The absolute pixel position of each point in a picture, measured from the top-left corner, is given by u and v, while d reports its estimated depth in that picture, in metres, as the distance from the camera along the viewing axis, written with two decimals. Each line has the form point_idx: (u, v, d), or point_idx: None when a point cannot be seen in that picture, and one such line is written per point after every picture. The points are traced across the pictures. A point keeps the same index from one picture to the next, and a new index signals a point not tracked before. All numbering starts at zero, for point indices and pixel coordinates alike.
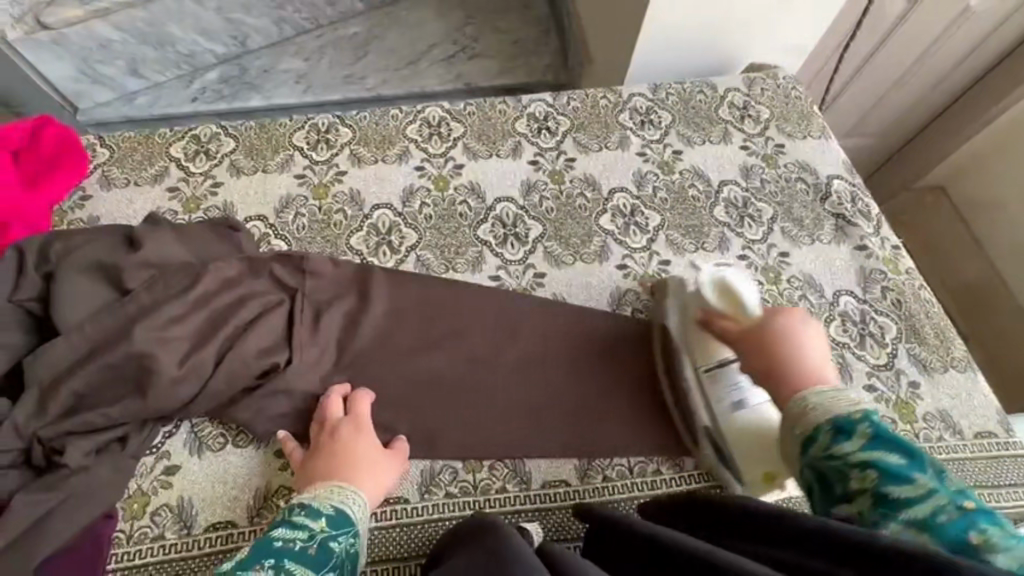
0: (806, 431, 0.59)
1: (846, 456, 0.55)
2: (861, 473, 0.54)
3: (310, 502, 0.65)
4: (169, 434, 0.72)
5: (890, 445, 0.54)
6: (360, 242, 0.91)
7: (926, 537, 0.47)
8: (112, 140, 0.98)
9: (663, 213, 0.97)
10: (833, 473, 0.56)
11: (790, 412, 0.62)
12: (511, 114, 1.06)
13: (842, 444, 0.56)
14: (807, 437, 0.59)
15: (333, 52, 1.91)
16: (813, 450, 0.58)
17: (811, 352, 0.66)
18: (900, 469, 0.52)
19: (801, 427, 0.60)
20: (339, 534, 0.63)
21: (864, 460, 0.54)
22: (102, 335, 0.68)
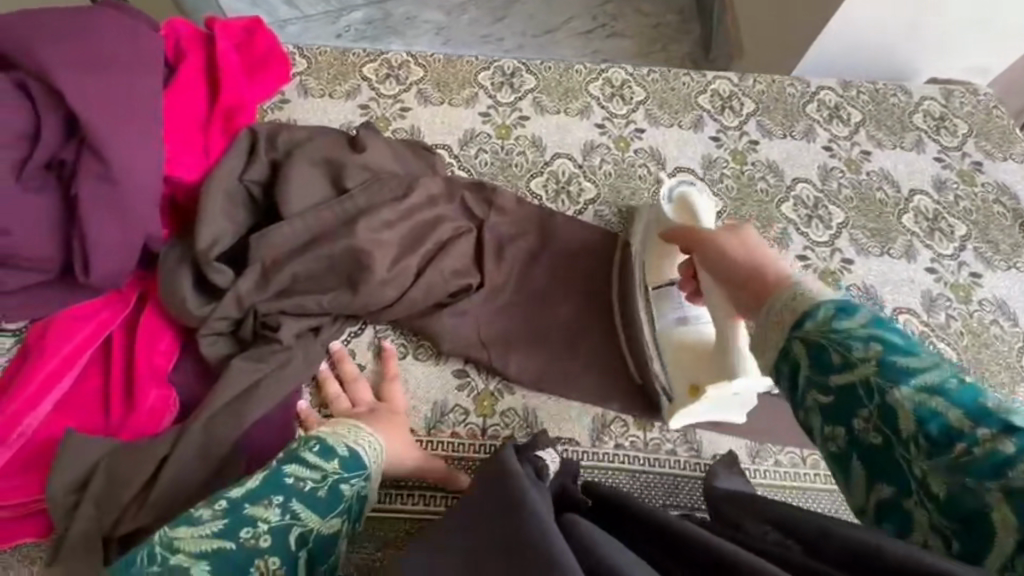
0: (796, 309, 0.46)
1: (846, 332, 0.43)
2: (864, 347, 0.42)
3: (327, 437, 0.61)
4: (354, 335, 0.74)
5: (889, 326, 0.43)
6: (540, 187, 0.91)
7: (942, 406, 0.39)
8: (309, 51, 1.01)
9: (847, 211, 0.92)
10: (824, 349, 0.44)
11: (767, 306, 0.49)
12: (694, 87, 1.03)
13: (840, 322, 0.44)
14: (795, 318, 0.46)
15: (474, 9, 1.92)
16: (806, 326, 0.45)
17: (751, 248, 0.58)
18: (902, 344, 0.42)
19: (789, 312, 0.47)
20: (351, 477, 0.59)
21: (865, 336, 0.43)
22: (324, 226, 0.71)
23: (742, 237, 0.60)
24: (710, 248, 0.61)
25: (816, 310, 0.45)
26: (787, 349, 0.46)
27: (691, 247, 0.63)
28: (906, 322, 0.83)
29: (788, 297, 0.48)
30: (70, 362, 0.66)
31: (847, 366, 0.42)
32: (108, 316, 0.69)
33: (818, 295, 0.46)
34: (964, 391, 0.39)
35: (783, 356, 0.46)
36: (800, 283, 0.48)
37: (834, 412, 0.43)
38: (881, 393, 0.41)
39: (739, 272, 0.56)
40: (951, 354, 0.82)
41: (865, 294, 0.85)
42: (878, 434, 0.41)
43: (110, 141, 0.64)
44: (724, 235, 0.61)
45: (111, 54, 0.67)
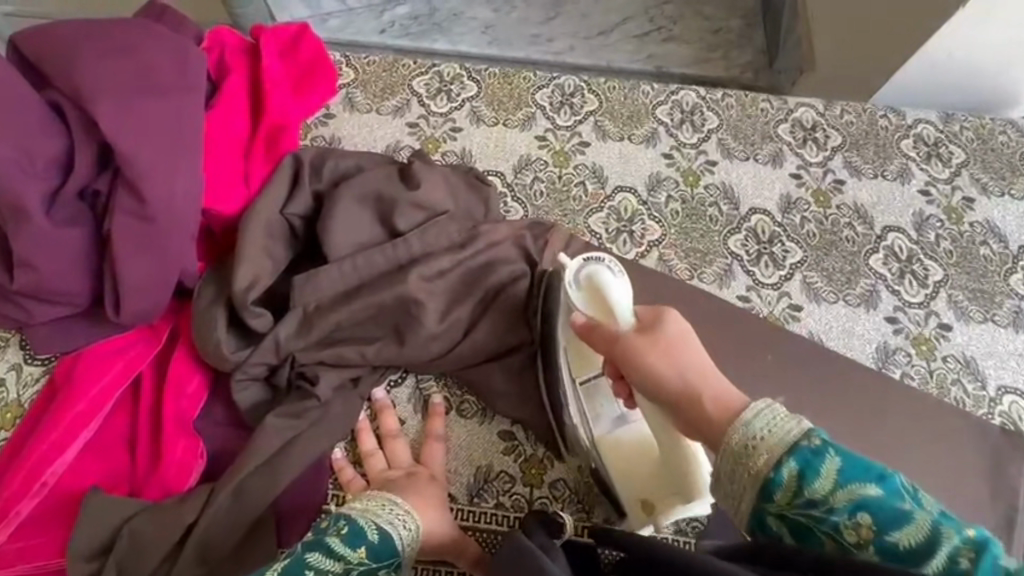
0: (758, 473, 0.44)
1: (822, 504, 0.41)
2: (852, 522, 0.40)
3: (357, 517, 0.56)
4: (394, 384, 0.68)
5: (864, 476, 0.41)
6: (599, 225, 0.83)
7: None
8: (357, 61, 0.94)
9: (945, 268, 0.82)
10: (813, 533, 0.42)
11: (721, 458, 0.47)
12: (774, 114, 0.93)
13: (808, 491, 0.42)
14: (757, 488, 0.44)
15: (523, 7, 1.82)
16: (775, 497, 0.43)
17: (683, 362, 0.53)
18: (887, 504, 0.40)
19: (749, 471, 0.45)
20: (379, 567, 0.54)
21: (847, 509, 0.40)
22: (371, 272, 0.65)
23: (672, 341, 0.54)
24: (635, 363, 0.55)
25: (778, 472, 0.43)
26: (771, 531, 0.44)
27: (620, 365, 0.56)
28: (1012, 405, 0.73)
29: (737, 449, 0.45)
30: (97, 405, 0.62)
31: (848, 553, 0.40)
32: (138, 355, 0.64)
33: (774, 446, 0.44)
34: (981, 570, 0.35)
35: (772, 536, 0.44)
36: (748, 414, 0.46)
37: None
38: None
39: (679, 395, 0.52)
40: None
41: (965, 368, 0.75)
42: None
43: (147, 174, 0.59)
44: (651, 345, 0.54)
45: (152, 75, 0.62)
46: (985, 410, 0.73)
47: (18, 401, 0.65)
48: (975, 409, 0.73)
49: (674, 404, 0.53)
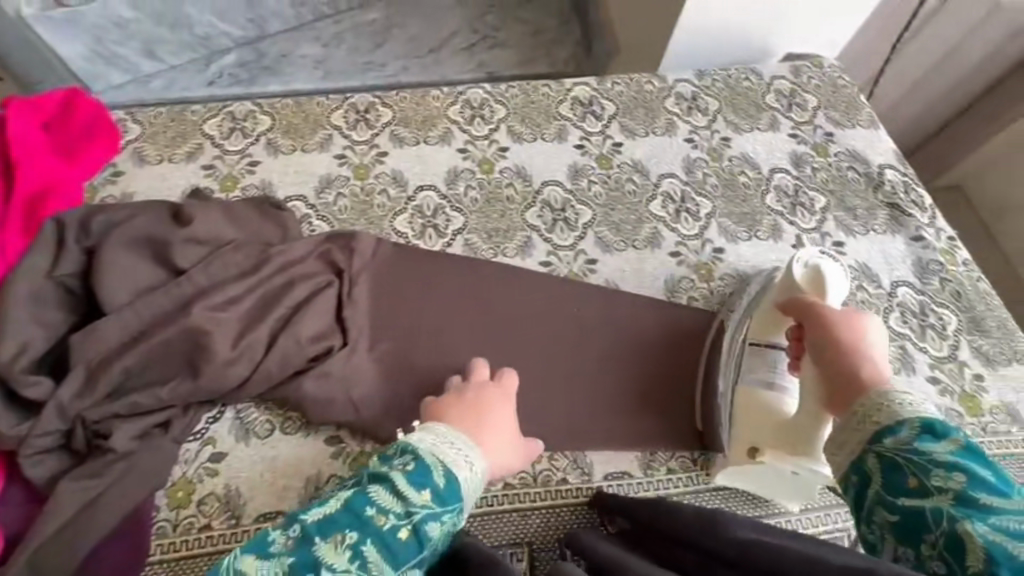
0: (885, 421, 0.53)
1: (928, 456, 0.49)
2: (946, 474, 0.47)
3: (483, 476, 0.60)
4: (213, 419, 0.69)
5: (985, 466, 0.47)
6: (405, 225, 0.87)
7: (1017, 547, 0.40)
8: (144, 115, 0.94)
9: (713, 200, 0.94)
10: (903, 471, 0.50)
11: (854, 410, 0.56)
12: (554, 97, 1.03)
13: (923, 446, 0.50)
14: (875, 431, 0.53)
15: (351, 38, 1.87)
16: (883, 442, 0.52)
17: (869, 350, 0.60)
18: (995, 486, 0.45)
19: (872, 421, 0.54)
20: (443, 513, 0.56)
21: (949, 465, 0.48)
22: (154, 314, 0.65)
23: (852, 327, 0.62)
24: (815, 335, 0.63)
25: (902, 427, 0.52)
26: (863, 467, 0.52)
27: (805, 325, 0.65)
28: None
29: (870, 405, 0.55)
30: None
31: (923, 492, 0.48)
32: None
33: (911, 414, 0.53)
34: None
35: (857, 468, 0.53)
36: (896, 394, 0.55)
37: (903, 529, 0.48)
38: (953, 521, 0.44)
39: (842, 370, 0.59)
40: None
41: (738, 281, 0.87)
42: (943, 562, 0.44)
43: None
44: (843, 323, 0.62)
45: None
46: None
47: None
48: None
49: (825, 369, 0.60)
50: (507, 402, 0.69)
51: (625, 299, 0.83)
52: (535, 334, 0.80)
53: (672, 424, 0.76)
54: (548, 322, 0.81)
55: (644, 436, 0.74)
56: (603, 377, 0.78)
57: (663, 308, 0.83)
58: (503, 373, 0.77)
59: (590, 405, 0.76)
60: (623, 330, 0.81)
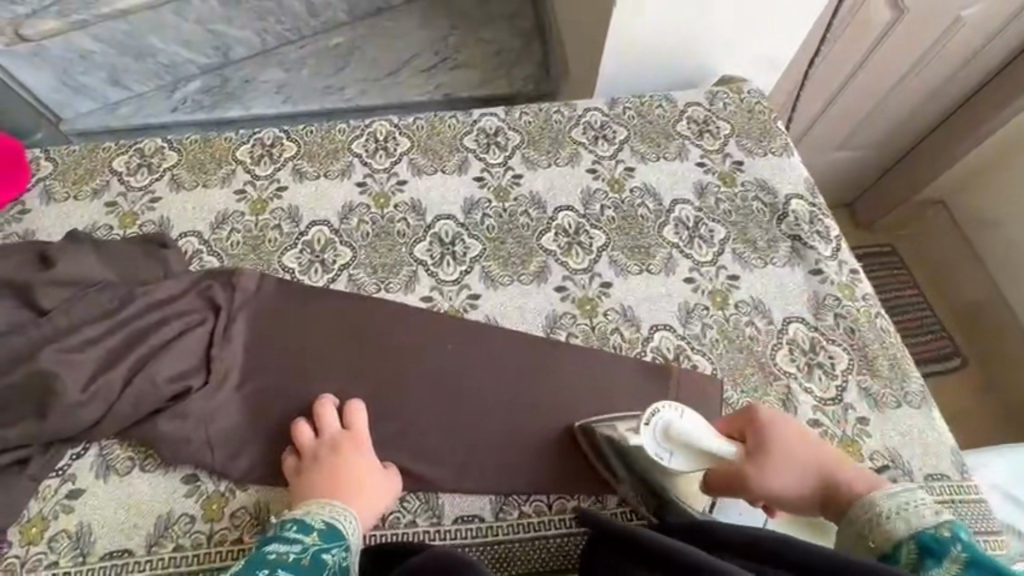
0: (886, 547, 0.57)
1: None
2: (948, 573, 0.52)
3: (303, 516, 0.65)
4: (76, 456, 0.71)
5: (981, 566, 0.51)
6: (293, 260, 0.89)
7: None
8: (57, 152, 0.97)
9: (609, 233, 0.93)
10: None
11: (856, 537, 0.61)
12: (460, 128, 1.03)
13: (927, 571, 0.54)
14: (880, 558, 0.58)
15: (314, 62, 1.90)
16: (897, 567, 0.56)
17: (793, 472, 0.66)
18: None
19: (871, 541, 0.59)
20: (331, 547, 0.63)
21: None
22: (12, 355, 0.68)
23: (763, 459, 0.67)
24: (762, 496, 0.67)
25: (902, 551, 0.56)
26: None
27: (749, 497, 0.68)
28: (662, 339, 0.84)
29: (869, 529, 0.60)
30: None
31: None
32: None
33: (907, 529, 0.57)
34: None
35: None
36: (873, 502, 0.61)
37: None
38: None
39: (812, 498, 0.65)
40: (704, 365, 0.83)
41: (623, 317, 0.86)
42: None
43: None
44: (756, 470, 0.67)
45: None
46: (639, 350, 0.84)
47: None
48: (630, 351, 0.83)
49: (816, 507, 0.66)
50: (358, 439, 0.73)
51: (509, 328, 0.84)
52: (442, 373, 0.80)
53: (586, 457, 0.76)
54: (463, 357, 0.81)
55: (554, 476, 0.75)
56: (474, 412, 0.78)
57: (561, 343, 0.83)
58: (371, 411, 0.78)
59: (456, 441, 0.77)
60: (541, 364, 0.81)
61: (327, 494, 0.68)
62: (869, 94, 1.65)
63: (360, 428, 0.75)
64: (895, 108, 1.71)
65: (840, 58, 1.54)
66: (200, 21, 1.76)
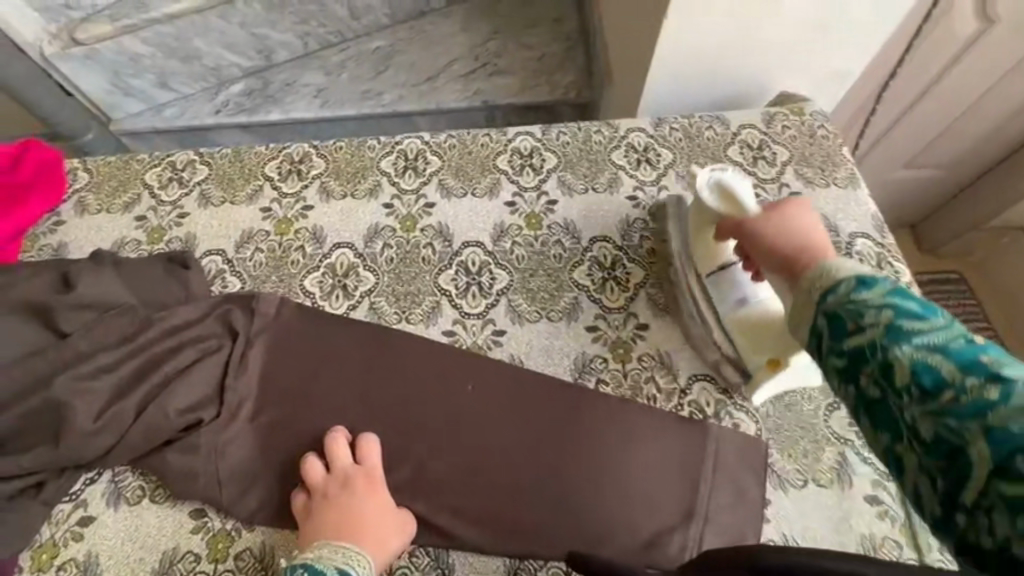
0: (823, 287, 0.46)
1: (869, 320, 0.41)
2: (879, 322, 0.40)
3: (314, 562, 0.61)
4: (89, 482, 0.70)
5: (909, 297, 0.41)
6: (314, 285, 0.86)
7: (941, 362, 0.36)
8: (94, 163, 0.98)
9: (647, 268, 0.86)
10: (844, 320, 0.42)
11: (805, 281, 0.48)
12: (494, 147, 0.98)
13: (859, 295, 0.43)
14: (820, 291, 0.46)
15: (354, 66, 1.89)
16: (829, 301, 0.44)
17: (782, 238, 0.60)
18: (923, 320, 0.39)
19: (814, 290, 0.46)
20: None
21: (881, 304, 0.41)
22: (31, 379, 0.68)
23: (772, 219, 0.64)
24: (755, 240, 0.64)
25: (840, 285, 0.44)
26: (818, 331, 0.45)
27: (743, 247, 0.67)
28: (701, 392, 0.77)
29: (818, 276, 0.47)
30: None
31: (863, 335, 0.41)
32: None
33: (848, 269, 0.46)
34: (972, 351, 0.35)
35: (812, 329, 0.46)
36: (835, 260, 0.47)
37: (845, 371, 0.42)
38: (885, 350, 0.39)
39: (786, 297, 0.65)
40: (748, 425, 0.74)
41: (659, 365, 0.78)
42: (876, 386, 0.39)
43: None
44: (768, 220, 0.64)
45: None
46: (675, 402, 0.76)
47: None
48: (665, 403, 0.76)
49: (775, 258, 0.60)
50: (372, 476, 0.70)
51: (534, 370, 0.78)
52: (460, 419, 0.76)
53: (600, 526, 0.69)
54: (482, 404, 0.76)
55: (572, 541, 0.69)
56: (492, 461, 0.73)
57: (592, 389, 0.77)
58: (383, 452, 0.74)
59: (471, 491, 0.72)
60: (569, 418, 0.75)
61: (340, 534, 0.65)
62: (945, 110, 1.50)
63: (374, 463, 0.71)
64: (975, 127, 1.55)
65: (915, 72, 1.41)
66: (245, 25, 1.75)
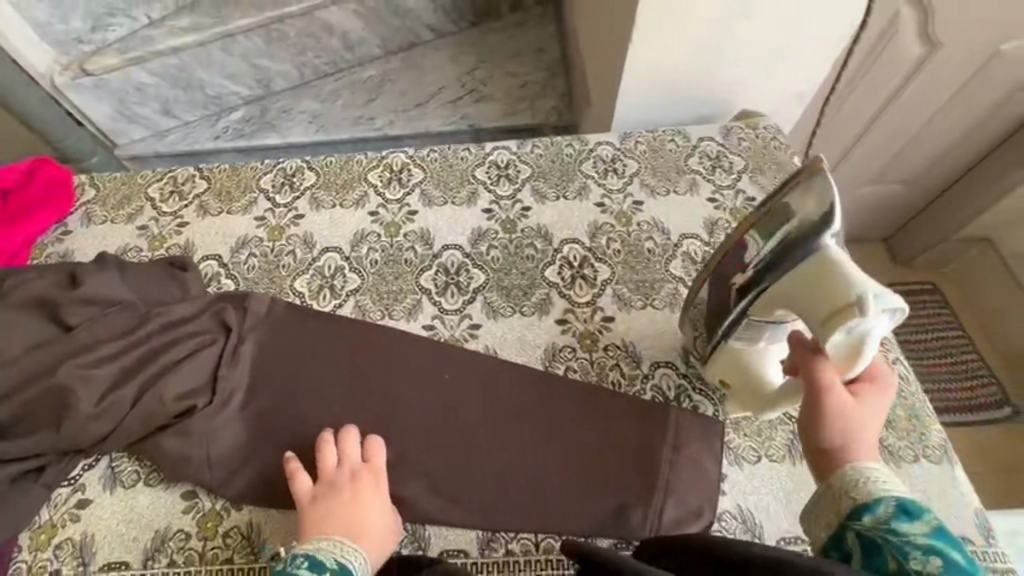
0: (867, 500, 0.56)
1: (907, 538, 0.52)
2: (921, 558, 0.50)
3: (314, 553, 0.64)
4: (87, 467, 0.75)
5: (949, 542, 0.52)
6: (304, 286, 0.92)
7: None
8: (100, 179, 1.05)
9: (614, 266, 0.93)
10: (882, 553, 0.52)
11: (841, 486, 0.58)
12: (472, 160, 1.06)
13: (899, 526, 0.53)
14: (854, 507, 0.56)
15: (347, 93, 2.00)
16: (865, 519, 0.55)
17: (842, 411, 0.60)
18: (953, 560, 0.50)
19: (851, 500, 0.56)
20: None
21: (924, 546, 0.51)
22: (36, 369, 0.73)
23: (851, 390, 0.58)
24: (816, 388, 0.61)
25: (879, 504, 0.55)
26: (846, 544, 0.55)
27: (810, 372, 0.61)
28: (663, 376, 0.82)
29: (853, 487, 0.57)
30: None
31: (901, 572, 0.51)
32: None
33: (888, 493, 0.56)
34: None
35: (841, 541, 0.56)
36: (873, 473, 0.57)
37: None
38: None
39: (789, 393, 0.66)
40: (707, 408, 0.80)
41: (623, 353, 0.84)
42: None
43: None
44: None
45: None
46: (639, 387, 0.82)
47: None
48: (630, 387, 0.81)
49: (824, 434, 0.59)
50: (378, 476, 0.73)
51: (508, 359, 0.84)
52: (437, 404, 0.81)
53: (569, 497, 0.74)
54: (460, 392, 0.81)
55: (542, 513, 0.73)
56: (467, 443, 0.78)
57: (560, 373, 0.83)
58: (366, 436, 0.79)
59: (447, 471, 0.76)
60: (541, 402, 0.80)
61: (339, 528, 0.67)
62: (902, 127, 1.60)
63: (380, 462, 0.74)
64: (931, 143, 1.65)
65: (869, 92, 1.51)
66: (245, 57, 1.86)
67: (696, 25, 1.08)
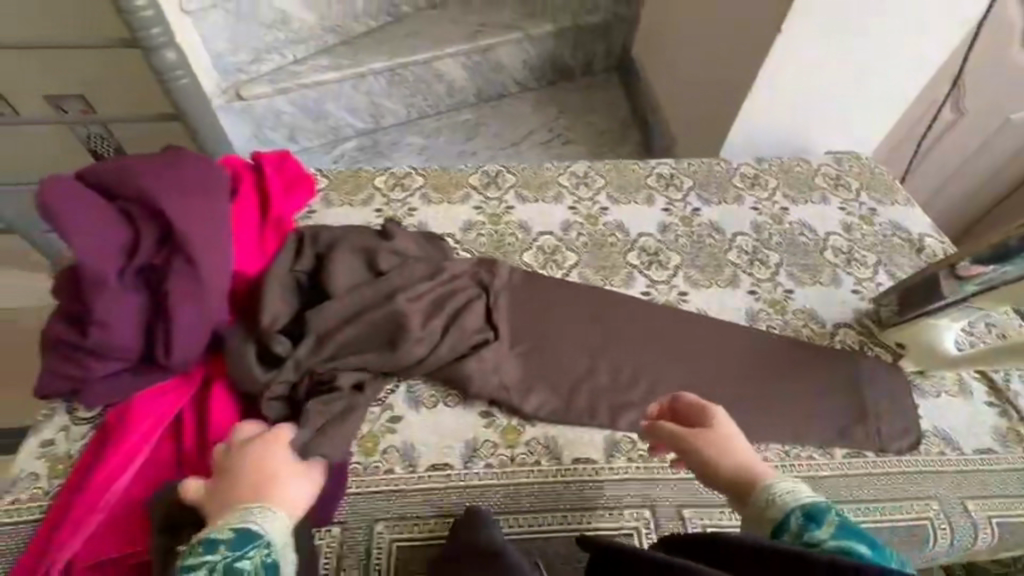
0: (780, 514, 0.64)
1: (820, 546, 0.60)
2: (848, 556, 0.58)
3: (207, 534, 0.60)
4: (390, 391, 0.87)
5: (856, 536, 0.60)
6: (531, 258, 1.10)
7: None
8: (329, 172, 1.22)
9: (781, 253, 1.13)
10: None
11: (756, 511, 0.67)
12: (643, 171, 1.26)
13: (814, 535, 0.61)
14: (777, 527, 0.63)
15: (448, 132, 2.21)
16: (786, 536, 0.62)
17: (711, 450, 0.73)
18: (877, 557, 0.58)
19: (768, 519, 0.65)
20: (245, 551, 0.59)
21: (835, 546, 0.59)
22: (366, 301, 0.87)
23: None
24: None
25: (790, 517, 0.63)
26: None
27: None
28: (845, 333, 1.02)
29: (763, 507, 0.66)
30: (140, 443, 0.76)
31: None
32: (176, 397, 0.80)
33: (796, 501, 0.65)
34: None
35: None
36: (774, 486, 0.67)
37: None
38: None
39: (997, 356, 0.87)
40: (885, 355, 1.00)
41: (808, 316, 1.04)
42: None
43: (201, 249, 0.80)
44: None
45: (194, 180, 0.85)
46: (829, 341, 1.01)
47: (68, 453, 0.79)
48: (822, 339, 1.01)
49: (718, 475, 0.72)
50: (277, 439, 0.71)
51: (721, 317, 1.03)
52: (675, 348, 0.98)
53: (799, 418, 0.91)
54: (691, 339, 0.99)
55: (783, 430, 0.90)
56: (707, 378, 0.95)
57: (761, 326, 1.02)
58: (624, 369, 0.94)
59: (699, 396, 0.93)
60: (760, 353, 0.98)
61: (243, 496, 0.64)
62: None
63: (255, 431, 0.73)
64: None
65: None
66: (368, 94, 2.08)
67: (813, 79, 1.36)
